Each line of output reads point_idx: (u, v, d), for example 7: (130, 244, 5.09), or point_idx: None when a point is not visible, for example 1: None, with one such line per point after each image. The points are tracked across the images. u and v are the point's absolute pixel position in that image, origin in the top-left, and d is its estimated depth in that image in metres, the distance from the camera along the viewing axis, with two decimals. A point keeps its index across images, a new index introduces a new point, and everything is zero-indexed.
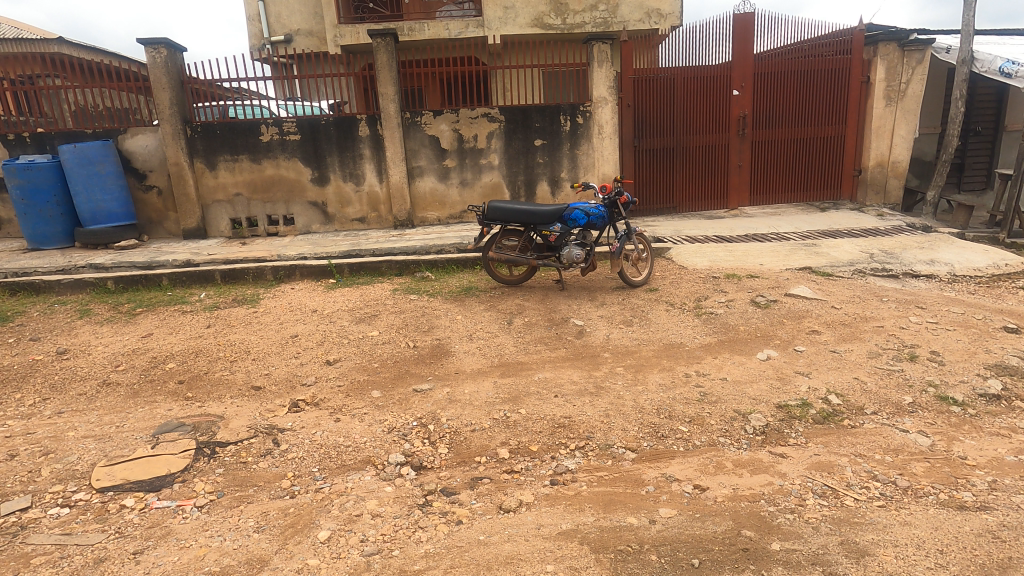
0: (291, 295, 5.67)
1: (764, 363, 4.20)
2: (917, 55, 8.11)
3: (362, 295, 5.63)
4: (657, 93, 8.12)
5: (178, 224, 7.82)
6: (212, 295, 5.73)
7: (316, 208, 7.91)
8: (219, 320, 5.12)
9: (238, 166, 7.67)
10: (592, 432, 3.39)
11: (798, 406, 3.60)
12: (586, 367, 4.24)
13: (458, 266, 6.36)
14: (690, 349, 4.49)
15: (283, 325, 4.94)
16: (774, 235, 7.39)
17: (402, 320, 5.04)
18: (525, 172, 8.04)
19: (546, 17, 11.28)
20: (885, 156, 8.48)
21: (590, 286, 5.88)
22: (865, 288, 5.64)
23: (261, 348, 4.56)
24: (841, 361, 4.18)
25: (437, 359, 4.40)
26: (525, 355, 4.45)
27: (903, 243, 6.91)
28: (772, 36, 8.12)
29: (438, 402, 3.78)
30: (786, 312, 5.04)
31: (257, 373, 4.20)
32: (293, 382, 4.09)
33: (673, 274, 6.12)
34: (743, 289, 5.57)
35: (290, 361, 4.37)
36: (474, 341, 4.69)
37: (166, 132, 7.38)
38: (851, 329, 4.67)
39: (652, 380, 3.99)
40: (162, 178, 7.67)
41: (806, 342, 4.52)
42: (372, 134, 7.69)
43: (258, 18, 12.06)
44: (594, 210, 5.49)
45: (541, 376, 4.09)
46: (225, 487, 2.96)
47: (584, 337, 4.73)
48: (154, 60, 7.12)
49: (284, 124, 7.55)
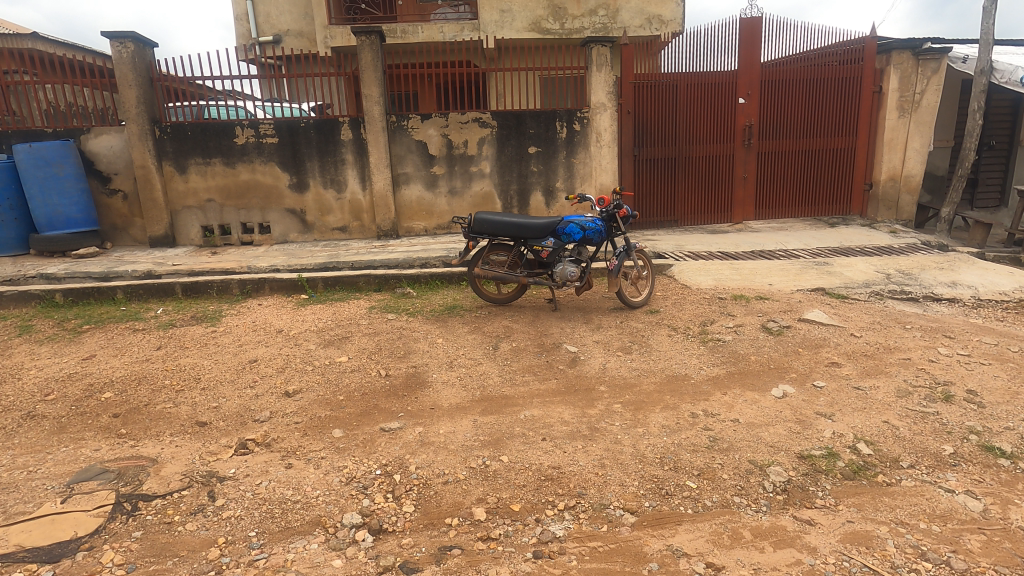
0: (257, 312, 5.16)
1: (780, 403, 3.72)
2: (932, 65, 7.71)
3: (335, 313, 5.14)
4: (659, 100, 7.69)
5: (144, 231, 7.27)
6: (169, 311, 5.21)
7: (293, 216, 7.41)
8: (171, 340, 4.59)
9: (210, 170, 7.17)
10: (585, 488, 2.89)
11: (823, 458, 3.12)
12: (579, 404, 3.73)
13: (442, 281, 5.86)
14: (696, 383, 4.00)
15: (243, 348, 4.42)
16: (781, 252, 6.93)
17: (375, 344, 4.53)
18: (518, 181, 7.58)
19: (545, 21, 10.89)
20: (897, 170, 8.03)
21: (585, 306, 5.40)
22: (885, 313, 5.18)
23: (213, 375, 4.03)
24: (867, 401, 3.71)
25: (411, 391, 3.90)
26: (510, 388, 3.95)
27: (920, 262, 6.46)
28: (781, 41, 7.71)
29: (408, 445, 3.30)
30: (801, 340, 4.55)
31: (204, 407, 3.68)
32: (245, 417, 3.58)
33: (676, 294, 5.65)
34: (751, 312, 5.10)
35: (244, 392, 3.84)
36: (454, 369, 4.19)
37: (131, 132, 6.85)
38: (875, 362, 4.19)
39: (654, 421, 3.51)
40: (127, 181, 7.13)
41: (825, 376, 4.03)
42: (355, 139, 7.22)
43: (246, 18, 11.61)
44: (591, 224, 5.03)
45: (527, 415, 3.58)
46: (138, 559, 2.45)
47: (578, 367, 4.24)
48: (120, 55, 6.61)
49: (261, 126, 7.07)
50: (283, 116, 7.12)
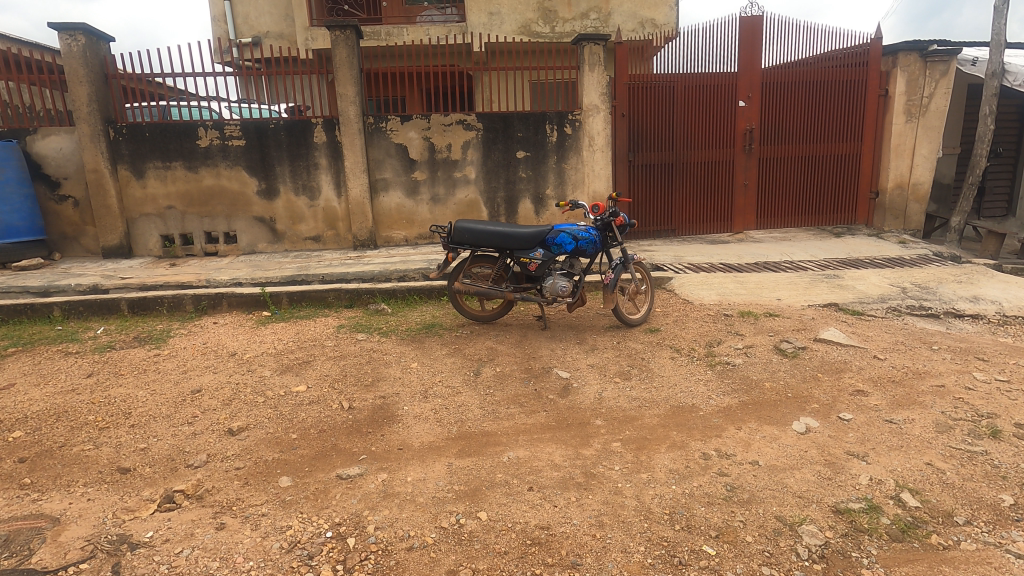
0: (210, 332, 4.60)
1: (803, 439, 3.23)
2: (940, 67, 7.33)
3: (299, 333, 4.60)
4: (655, 102, 7.25)
5: (96, 241, 6.67)
6: (111, 331, 4.63)
7: (262, 225, 6.87)
8: (105, 366, 4.01)
9: (171, 175, 6.61)
10: (580, 556, 2.37)
11: (863, 513, 2.61)
12: (573, 443, 3.21)
13: (420, 296, 5.33)
14: (705, 416, 3.48)
15: (186, 376, 3.85)
16: (787, 264, 6.47)
17: (340, 369, 3.98)
18: (505, 188, 7.10)
19: (534, 24, 10.52)
20: (905, 177, 7.62)
21: (578, 324, 4.90)
22: (907, 332, 4.70)
23: (147, 410, 3.46)
24: (903, 438, 3.22)
25: (378, 427, 3.35)
26: (492, 423, 3.41)
27: (936, 275, 6.02)
28: (783, 42, 7.31)
29: (368, 497, 2.75)
30: (819, 363, 4.07)
31: (129, 450, 3.11)
32: (176, 462, 3.02)
33: (678, 310, 5.16)
34: (761, 331, 4.61)
35: (179, 430, 3.28)
36: (429, 400, 3.65)
37: (81, 132, 6.29)
38: (905, 390, 3.70)
39: (660, 463, 3.00)
40: (78, 186, 6.55)
41: (851, 408, 3.54)
42: (330, 142, 6.70)
43: (224, 18, 11.12)
44: (584, 234, 4.53)
45: (511, 458, 3.05)
46: None
47: (570, 397, 3.72)
48: (70, 49, 6.06)
49: (226, 127, 6.54)
50: (252, 117, 6.61)
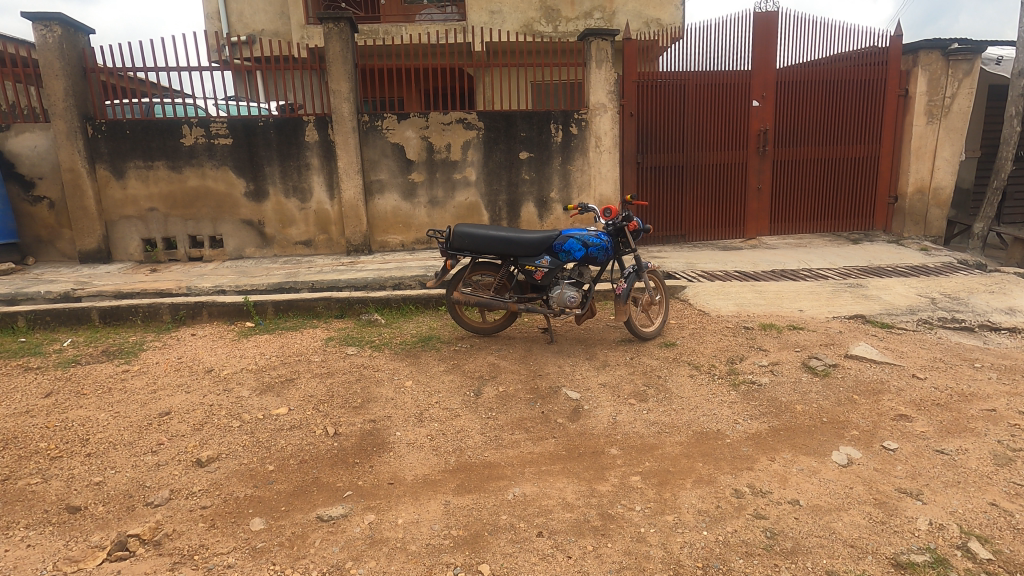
0: (187, 345, 4.23)
1: (846, 473, 2.86)
2: (964, 66, 6.98)
3: (284, 347, 4.23)
4: (665, 101, 6.91)
5: (73, 245, 6.30)
6: (79, 344, 4.26)
7: (249, 228, 6.51)
8: (66, 384, 3.62)
9: (153, 175, 6.25)
10: None
11: (929, 567, 2.23)
12: (586, 476, 2.84)
13: (417, 306, 4.96)
14: (734, 444, 3.11)
15: (155, 397, 3.47)
16: (806, 272, 6.11)
17: (326, 389, 3.60)
18: (507, 191, 6.74)
19: (537, 24, 10.20)
20: (926, 181, 7.26)
21: (586, 337, 4.52)
22: (943, 347, 4.33)
23: (107, 436, 3.08)
24: (960, 472, 2.84)
25: (367, 456, 2.98)
26: (495, 453, 3.04)
27: (966, 285, 5.66)
28: (799, 39, 6.98)
29: (352, 545, 2.37)
30: (853, 383, 3.70)
31: (80, 484, 2.72)
32: (134, 499, 2.64)
33: (694, 322, 4.79)
34: (786, 346, 4.25)
35: (140, 461, 2.90)
36: (424, 425, 3.27)
37: (57, 130, 5.93)
38: (953, 416, 3.33)
39: (688, 503, 2.63)
40: (54, 187, 6.18)
41: (895, 435, 3.17)
42: (322, 141, 6.34)
43: (218, 16, 10.80)
44: (595, 239, 4.16)
45: (517, 495, 2.68)
46: None
47: (581, 421, 3.35)
48: (45, 41, 5.72)
49: (212, 125, 6.18)
50: (240, 115, 6.26)
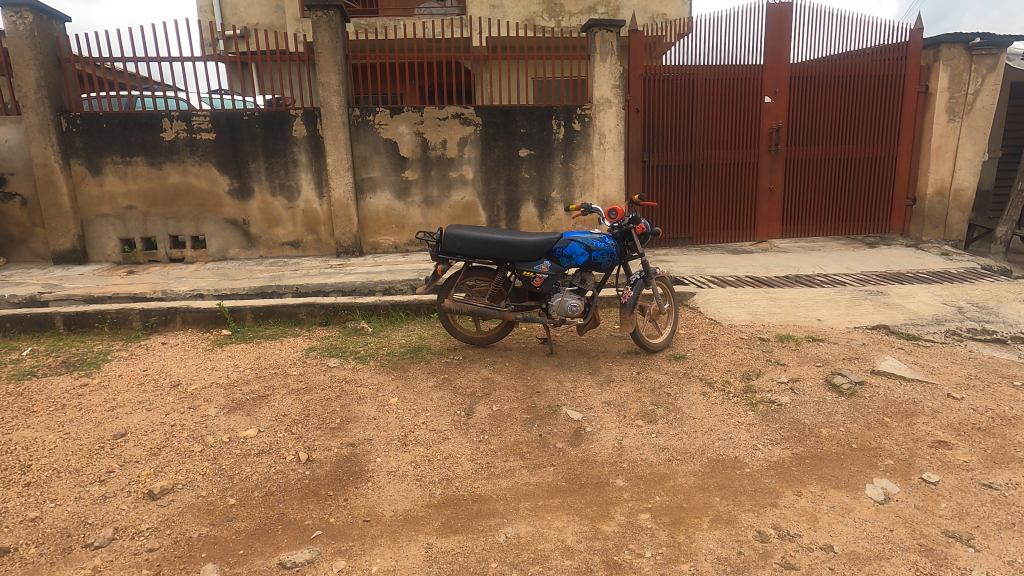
0: (155, 356, 3.91)
1: (884, 512, 2.51)
2: (988, 61, 6.62)
3: (260, 358, 3.90)
4: (673, 96, 6.57)
5: (47, 245, 5.99)
6: (39, 353, 3.93)
7: (233, 228, 6.18)
8: (16, 400, 3.30)
9: (131, 172, 5.94)
10: None
11: None
12: (589, 513, 2.51)
13: (407, 313, 4.62)
14: (754, 475, 2.77)
15: (111, 416, 3.14)
16: (822, 277, 5.77)
17: (302, 408, 3.27)
18: (506, 190, 6.40)
19: (538, 18, 9.85)
20: (946, 182, 6.91)
21: (589, 349, 4.19)
22: (977, 362, 3.98)
23: (49, 461, 2.75)
24: (1015, 511, 2.50)
25: (342, 488, 2.64)
26: (485, 484, 2.70)
27: (993, 292, 5.31)
28: (815, 33, 6.64)
29: None
30: (883, 404, 3.36)
31: (10, 520, 2.39)
32: (71, 539, 2.30)
33: (704, 333, 4.45)
34: (807, 361, 3.90)
35: (84, 491, 2.57)
36: (409, 450, 2.94)
37: (29, 122, 5.62)
38: (999, 443, 2.98)
39: (707, 548, 2.29)
40: (27, 183, 5.87)
41: (935, 466, 2.82)
42: (311, 136, 6.01)
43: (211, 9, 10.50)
44: (599, 243, 3.82)
45: (510, 536, 2.35)
46: None
47: (584, 446, 3.01)
48: (15, 28, 5.42)
49: (194, 119, 5.86)
50: (224, 107, 5.93)
